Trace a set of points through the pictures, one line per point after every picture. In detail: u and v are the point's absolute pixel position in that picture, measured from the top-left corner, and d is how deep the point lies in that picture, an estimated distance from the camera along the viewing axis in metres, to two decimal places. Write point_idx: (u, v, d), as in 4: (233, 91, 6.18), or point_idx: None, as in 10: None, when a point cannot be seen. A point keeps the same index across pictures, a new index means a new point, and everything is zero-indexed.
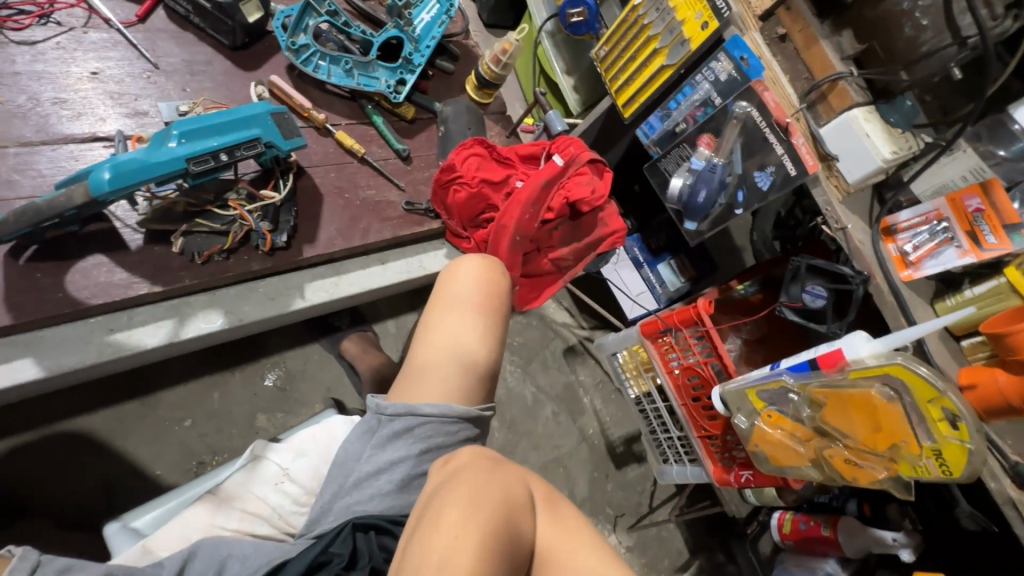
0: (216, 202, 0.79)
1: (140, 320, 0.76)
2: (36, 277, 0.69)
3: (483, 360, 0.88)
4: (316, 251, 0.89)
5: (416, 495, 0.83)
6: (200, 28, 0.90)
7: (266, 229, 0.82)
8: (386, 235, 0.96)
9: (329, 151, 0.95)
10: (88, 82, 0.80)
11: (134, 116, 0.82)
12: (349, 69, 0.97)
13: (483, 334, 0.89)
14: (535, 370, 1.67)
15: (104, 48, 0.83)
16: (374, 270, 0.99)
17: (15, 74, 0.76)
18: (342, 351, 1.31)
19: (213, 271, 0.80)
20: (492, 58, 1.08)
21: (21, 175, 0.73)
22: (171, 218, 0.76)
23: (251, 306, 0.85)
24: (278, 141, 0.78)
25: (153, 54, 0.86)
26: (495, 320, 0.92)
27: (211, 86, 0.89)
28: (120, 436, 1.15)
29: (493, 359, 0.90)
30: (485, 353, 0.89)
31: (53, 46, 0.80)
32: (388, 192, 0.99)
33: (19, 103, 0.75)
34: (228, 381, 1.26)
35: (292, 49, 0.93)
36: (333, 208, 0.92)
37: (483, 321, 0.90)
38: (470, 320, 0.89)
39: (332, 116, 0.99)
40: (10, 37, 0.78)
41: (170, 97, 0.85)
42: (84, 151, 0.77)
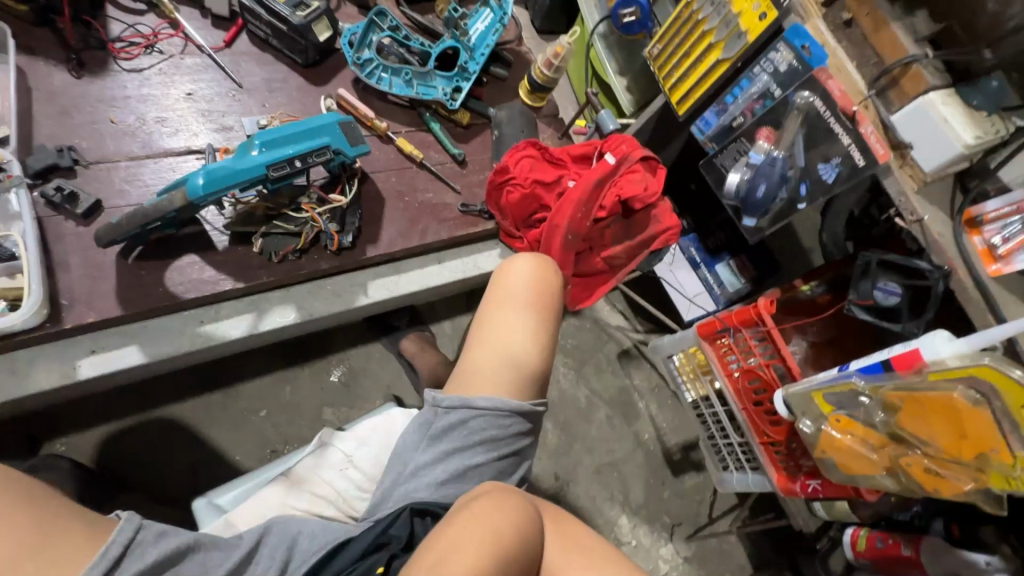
0: (291, 206, 0.86)
1: (225, 314, 0.85)
2: (141, 274, 0.79)
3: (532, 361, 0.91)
4: (378, 251, 0.94)
5: (471, 485, 0.85)
6: (278, 49, 0.99)
7: (334, 230, 0.89)
8: (442, 236, 1.00)
9: (391, 158, 1.01)
10: (184, 102, 0.90)
11: (221, 130, 0.91)
12: (409, 79, 1.03)
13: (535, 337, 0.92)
14: (589, 373, 1.67)
15: (198, 71, 0.93)
16: (431, 269, 1.03)
17: (125, 98, 0.87)
18: (401, 350, 1.38)
19: (287, 269, 0.86)
20: (544, 62, 1.11)
21: (130, 185, 0.83)
22: (253, 221, 0.84)
23: (320, 303, 0.91)
24: (345, 148, 0.84)
25: (238, 75, 0.95)
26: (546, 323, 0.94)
27: (286, 102, 0.97)
28: (206, 423, 1.26)
29: (544, 352, 0.92)
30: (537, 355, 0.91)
31: (156, 72, 0.90)
32: (445, 195, 1.03)
33: (129, 123, 0.86)
34: (299, 376, 1.35)
35: (358, 64, 1.00)
36: (394, 211, 0.98)
37: (535, 325, 0.92)
38: (522, 322, 0.92)
39: (393, 124, 1.05)
40: (121, 65, 0.89)
41: (251, 113, 0.94)
42: (180, 163, 0.87)
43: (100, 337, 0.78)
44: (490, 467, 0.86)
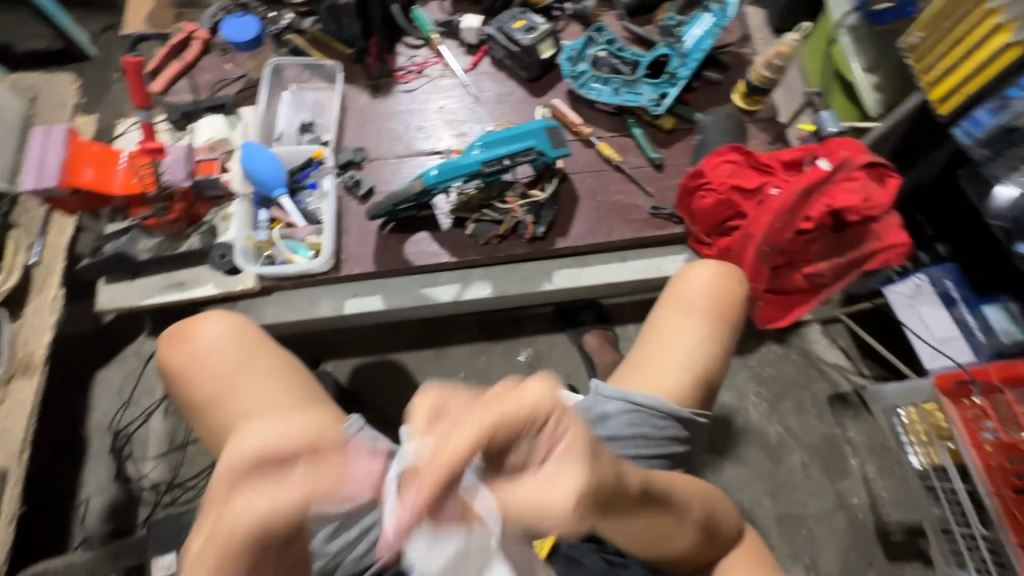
0: (498, 197, 1.02)
1: (441, 281, 1.05)
2: (389, 243, 1.03)
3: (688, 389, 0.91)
4: (566, 243, 1.03)
5: None
6: (510, 68, 1.17)
7: (529, 221, 1.02)
8: (628, 235, 1.05)
9: (590, 160, 1.10)
10: (436, 114, 1.15)
11: (459, 136, 1.13)
12: (617, 88, 1.10)
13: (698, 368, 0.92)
14: (787, 409, 1.47)
15: (449, 89, 1.17)
16: (614, 266, 1.08)
17: (400, 112, 1.14)
18: (583, 343, 1.47)
19: (489, 251, 1.02)
20: (764, 63, 1.06)
21: (393, 177, 1.08)
22: (468, 208, 1.02)
23: (512, 283, 1.05)
24: (547, 150, 0.96)
25: (477, 90, 1.17)
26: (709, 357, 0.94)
27: (510, 111, 1.15)
28: (419, 372, 1.55)
29: (717, 361, 0.90)
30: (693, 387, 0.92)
31: (421, 91, 1.16)
32: (637, 197, 1.08)
33: (399, 131, 1.13)
34: (493, 350, 1.56)
35: (573, 76, 1.12)
36: (585, 208, 1.06)
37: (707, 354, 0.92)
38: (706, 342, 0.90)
39: (597, 130, 1.13)
40: (400, 87, 1.17)
41: (482, 121, 1.14)
42: (425, 162, 1.10)
43: (360, 286, 1.05)
44: None
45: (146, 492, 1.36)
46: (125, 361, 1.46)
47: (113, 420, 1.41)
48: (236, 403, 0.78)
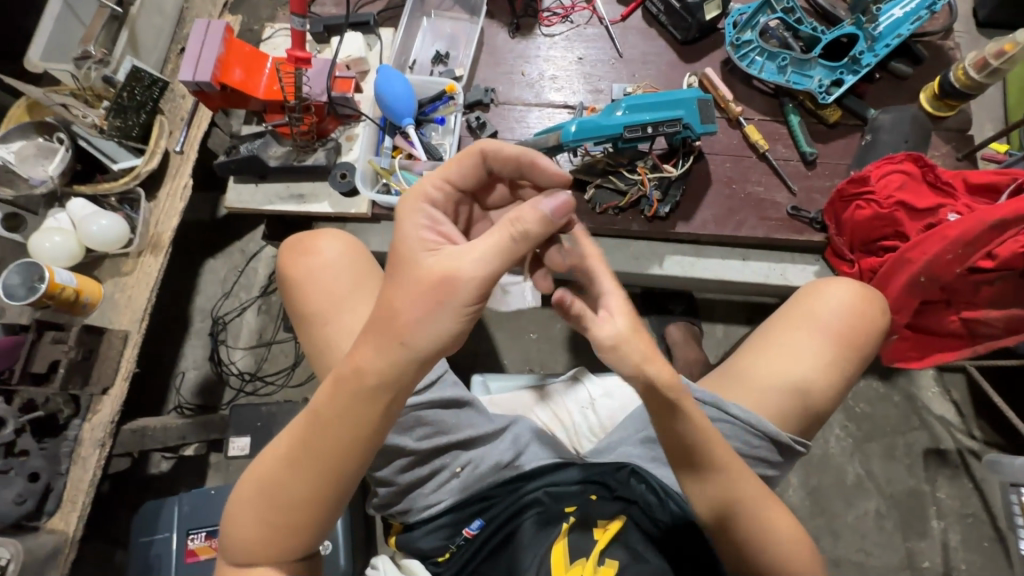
0: (627, 165, 0.95)
1: None
2: None
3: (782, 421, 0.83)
4: (687, 229, 0.95)
5: None
6: (664, 25, 1.07)
7: (656, 198, 0.94)
8: (759, 233, 0.95)
9: (732, 143, 0.99)
10: (573, 64, 1.07)
11: (593, 92, 1.05)
12: (784, 66, 0.98)
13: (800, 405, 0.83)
14: (874, 452, 1.33)
15: (593, 40, 1.08)
16: (732, 263, 1.00)
17: (536, 56, 1.08)
18: (666, 334, 1.41)
19: (604, 221, 0.96)
20: (975, 61, 0.90)
21: (517, 125, 1.03)
22: (592, 172, 0.96)
23: (619, 259, 1.00)
24: (694, 124, 0.87)
25: (622, 45, 1.08)
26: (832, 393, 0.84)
27: (653, 74, 1.05)
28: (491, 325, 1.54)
29: (830, 390, 0.82)
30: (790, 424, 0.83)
31: (562, 38, 1.09)
32: (777, 193, 0.97)
33: (532, 77, 1.06)
34: None
35: (735, 44, 0.99)
36: (717, 195, 0.97)
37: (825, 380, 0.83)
38: (822, 347, 0.82)
39: (747, 110, 1.02)
40: (541, 30, 1.09)
41: (621, 80, 1.06)
42: (555, 115, 1.04)
43: None
44: None
45: (232, 378, 1.48)
46: (232, 255, 1.56)
47: (214, 306, 1.53)
48: (342, 324, 0.80)
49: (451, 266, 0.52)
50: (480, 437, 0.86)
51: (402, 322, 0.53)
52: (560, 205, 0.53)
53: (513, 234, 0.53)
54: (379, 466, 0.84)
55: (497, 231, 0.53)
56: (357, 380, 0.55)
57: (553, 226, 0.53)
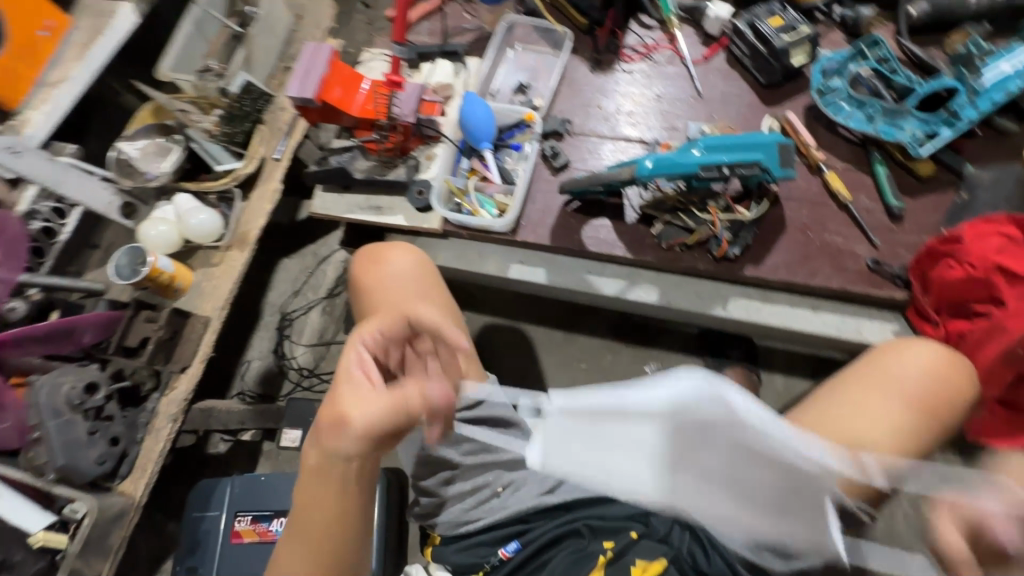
0: (698, 205, 0.94)
1: (608, 273, 1.01)
2: (571, 222, 1.01)
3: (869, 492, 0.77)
4: (756, 273, 0.93)
5: (742, 537, 0.79)
6: (747, 68, 1.07)
7: (725, 239, 0.93)
8: (833, 284, 0.91)
9: (811, 189, 0.97)
10: (651, 101, 1.08)
11: (668, 129, 1.06)
12: (873, 114, 0.96)
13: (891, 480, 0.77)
14: None
15: (673, 79, 1.10)
16: (801, 313, 0.95)
17: (614, 91, 1.10)
18: (722, 378, 1.38)
19: (669, 257, 0.96)
20: None
21: (590, 156, 1.06)
22: (661, 208, 0.96)
23: (682, 296, 0.98)
24: (773, 168, 0.86)
25: (702, 85, 1.08)
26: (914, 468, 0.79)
27: (732, 115, 1.05)
28: (543, 349, 1.55)
29: (905, 462, 0.75)
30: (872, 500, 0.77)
31: (642, 75, 1.11)
32: (857, 244, 0.93)
33: (609, 110, 1.09)
34: (622, 351, 1.52)
35: (821, 91, 0.99)
36: (791, 241, 0.94)
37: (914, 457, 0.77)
38: (908, 425, 0.77)
39: (830, 157, 0.99)
40: (622, 67, 1.12)
41: (699, 119, 1.06)
42: (628, 148, 1.05)
43: (530, 255, 1.05)
44: None
45: (292, 372, 1.57)
46: (305, 257, 1.67)
47: (285, 303, 1.63)
48: None
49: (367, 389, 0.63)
50: (524, 459, 0.86)
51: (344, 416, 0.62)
52: (439, 395, 0.66)
53: (399, 400, 0.62)
54: (424, 476, 0.86)
55: (390, 393, 0.63)
56: (324, 471, 0.64)
57: (430, 408, 0.65)
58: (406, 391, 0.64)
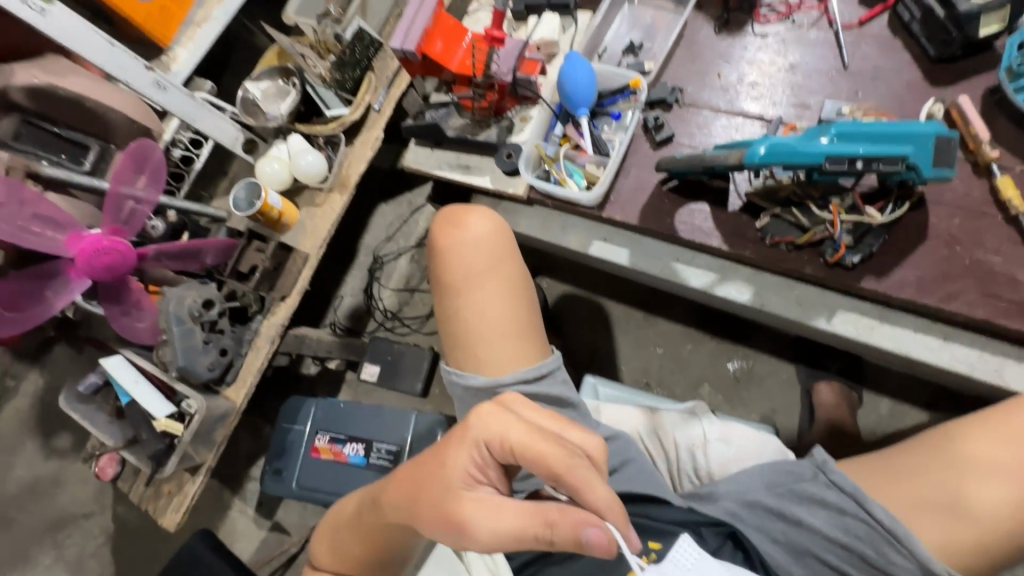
0: (818, 200, 0.82)
1: (697, 263, 0.93)
2: (665, 203, 0.93)
3: (985, 513, 0.67)
4: (877, 287, 0.80)
5: (799, 570, 0.74)
6: (914, 36, 0.88)
7: (844, 243, 0.80)
8: (977, 313, 0.76)
9: (972, 195, 0.80)
10: (783, 71, 0.94)
11: (798, 106, 0.92)
12: None
13: (968, 481, 0.68)
14: None
15: (814, 46, 0.93)
16: (928, 340, 0.81)
17: (740, 57, 0.97)
18: (814, 391, 1.25)
19: (772, 255, 0.85)
20: None
21: (699, 130, 0.95)
22: (773, 197, 0.85)
23: (780, 300, 0.87)
24: (922, 166, 0.71)
25: (850, 56, 0.91)
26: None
27: (883, 94, 0.88)
28: (618, 328, 1.49)
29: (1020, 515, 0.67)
30: (1007, 511, 0.67)
31: (777, 39, 0.95)
32: (1021, 269, 0.76)
33: (730, 79, 0.96)
34: (704, 343, 1.43)
35: (1013, 71, 0.79)
36: (931, 254, 0.79)
37: (957, 448, 0.70)
38: (910, 446, 0.75)
39: (1007, 156, 0.80)
40: (754, 29, 0.97)
41: (838, 97, 0.90)
42: (745, 125, 0.93)
43: (613, 233, 0.99)
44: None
45: (377, 313, 1.68)
46: (400, 204, 1.73)
47: (377, 246, 1.72)
48: (476, 298, 0.85)
49: (493, 523, 0.53)
50: None
51: (461, 516, 0.55)
52: (602, 539, 0.48)
53: (544, 528, 0.51)
54: None
55: (528, 510, 0.52)
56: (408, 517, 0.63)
57: (585, 552, 0.49)
58: (568, 517, 0.50)
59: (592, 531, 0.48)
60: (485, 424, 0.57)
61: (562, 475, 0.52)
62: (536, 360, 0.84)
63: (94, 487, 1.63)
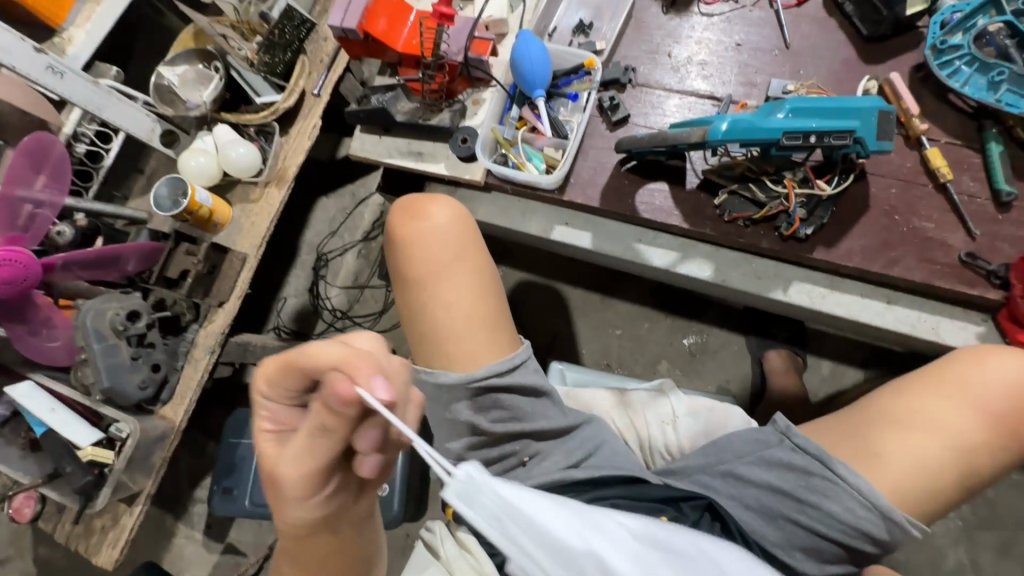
0: (772, 175, 0.84)
1: (659, 243, 0.93)
2: (624, 184, 0.92)
3: (932, 454, 0.72)
4: (827, 256, 0.84)
5: (773, 533, 0.76)
6: (847, 15, 0.92)
7: (799, 216, 0.83)
8: (916, 277, 0.82)
9: (906, 166, 0.85)
10: (730, 50, 0.96)
11: (745, 85, 0.94)
12: (997, 81, 0.81)
13: (908, 429, 0.73)
14: (987, 543, 1.17)
15: (757, 25, 0.96)
16: (873, 305, 0.86)
17: (688, 37, 0.98)
18: (764, 359, 1.32)
19: (731, 231, 0.87)
20: None
21: (653, 110, 0.95)
22: (729, 174, 0.87)
23: (739, 275, 0.90)
24: (868, 140, 0.75)
25: (790, 35, 0.94)
26: (962, 412, 0.73)
27: (822, 72, 0.92)
28: (576, 312, 1.50)
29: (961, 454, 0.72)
30: (953, 451, 0.72)
31: (722, 19, 0.97)
32: (951, 234, 0.82)
33: (679, 59, 0.97)
34: (660, 322, 1.46)
35: (937, 49, 0.85)
36: (872, 223, 0.84)
37: (900, 402, 0.76)
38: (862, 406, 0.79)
39: (934, 129, 0.86)
40: (700, 8, 0.98)
41: (781, 75, 0.93)
42: (697, 104, 0.94)
43: (574, 216, 0.98)
44: (809, 535, 0.75)
45: (325, 313, 1.59)
46: (343, 197, 1.63)
47: (321, 243, 1.62)
48: (439, 292, 0.82)
49: (296, 462, 0.46)
50: (553, 430, 0.82)
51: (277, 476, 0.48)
52: (358, 392, 0.40)
53: (320, 425, 0.43)
54: (450, 437, 0.85)
55: (314, 423, 0.45)
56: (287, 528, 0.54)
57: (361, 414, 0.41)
58: (320, 400, 0.43)
59: (330, 388, 0.41)
60: (251, 379, 0.48)
61: (304, 364, 0.43)
62: (506, 352, 0.81)
63: (9, 529, 1.45)
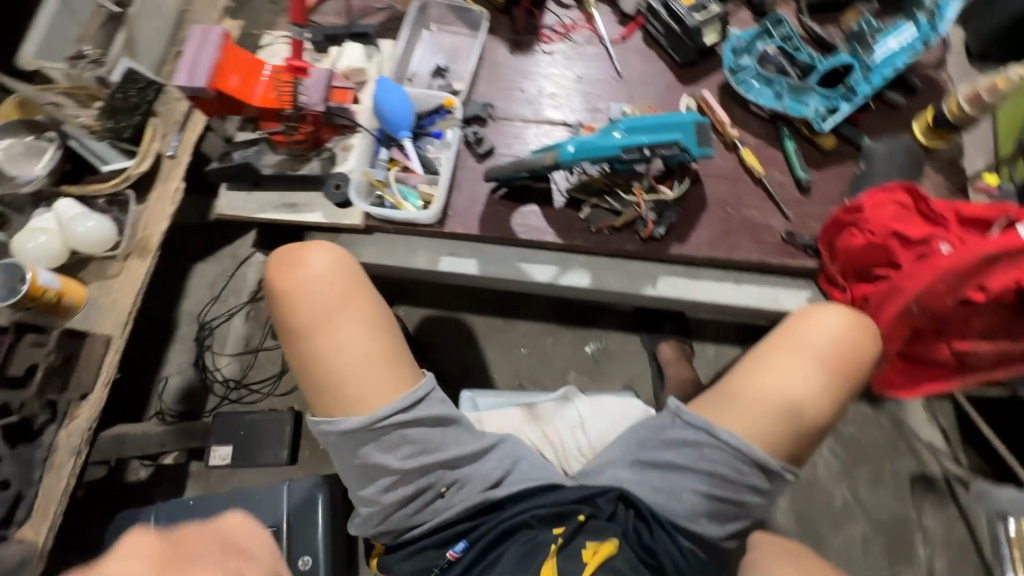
0: (623, 187, 0.95)
1: (540, 259, 1.00)
2: (499, 210, 0.98)
3: (795, 401, 0.83)
4: (682, 250, 0.95)
5: (681, 508, 0.82)
6: (663, 47, 1.08)
7: (651, 219, 0.94)
8: (753, 257, 0.95)
9: (729, 166, 1.00)
10: (573, 82, 1.07)
11: (591, 111, 1.05)
12: (781, 92, 0.99)
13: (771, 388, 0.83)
14: (861, 476, 1.35)
15: (592, 59, 1.09)
16: (726, 287, 0.99)
17: (536, 73, 1.08)
18: (657, 352, 1.43)
19: (600, 240, 0.96)
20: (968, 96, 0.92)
21: (514, 140, 1.03)
22: (588, 190, 0.96)
23: (615, 278, 0.99)
24: (691, 147, 0.86)
25: (621, 65, 1.08)
26: (808, 364, 0.84)
27: (652, 95, 1.06)
28: (483, 338, 1.53)
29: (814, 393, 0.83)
30: (809, 394, 0.83)
31: (563, 56, 1.09)
32: (772, 218, 0.98)
33: (531, 93, 1.06)
34: (562, 334, 1.53)
35: (733, 69, 1.02)
36: (712, 217, 0.97)
37: (761, 366, 0.86)
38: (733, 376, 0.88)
39: (745, 134, 1.03)
40: (542, 48, 1.09)
41: (619, 100, 1.06)
42: (552, 131, 1.04)
43: (458, 246, 1.01)
44: (710, 502, 0.82)
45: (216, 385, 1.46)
46: (222, 259, 1.54)
47: (202, 311, 1.50)
48: (331, 339, 0.80)
49: None
50: (466, 456, 0.82)
51: None
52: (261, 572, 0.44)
53: None
54: (362, 485, 0.82)
55: None
56: None
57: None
58: None
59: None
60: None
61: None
62: (406, 387, 0.81)
63: None
